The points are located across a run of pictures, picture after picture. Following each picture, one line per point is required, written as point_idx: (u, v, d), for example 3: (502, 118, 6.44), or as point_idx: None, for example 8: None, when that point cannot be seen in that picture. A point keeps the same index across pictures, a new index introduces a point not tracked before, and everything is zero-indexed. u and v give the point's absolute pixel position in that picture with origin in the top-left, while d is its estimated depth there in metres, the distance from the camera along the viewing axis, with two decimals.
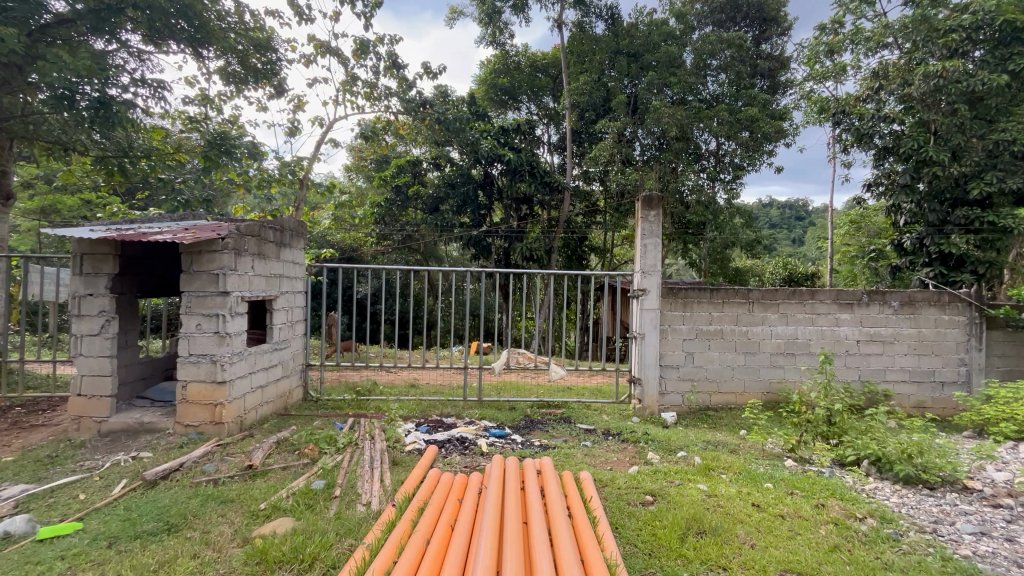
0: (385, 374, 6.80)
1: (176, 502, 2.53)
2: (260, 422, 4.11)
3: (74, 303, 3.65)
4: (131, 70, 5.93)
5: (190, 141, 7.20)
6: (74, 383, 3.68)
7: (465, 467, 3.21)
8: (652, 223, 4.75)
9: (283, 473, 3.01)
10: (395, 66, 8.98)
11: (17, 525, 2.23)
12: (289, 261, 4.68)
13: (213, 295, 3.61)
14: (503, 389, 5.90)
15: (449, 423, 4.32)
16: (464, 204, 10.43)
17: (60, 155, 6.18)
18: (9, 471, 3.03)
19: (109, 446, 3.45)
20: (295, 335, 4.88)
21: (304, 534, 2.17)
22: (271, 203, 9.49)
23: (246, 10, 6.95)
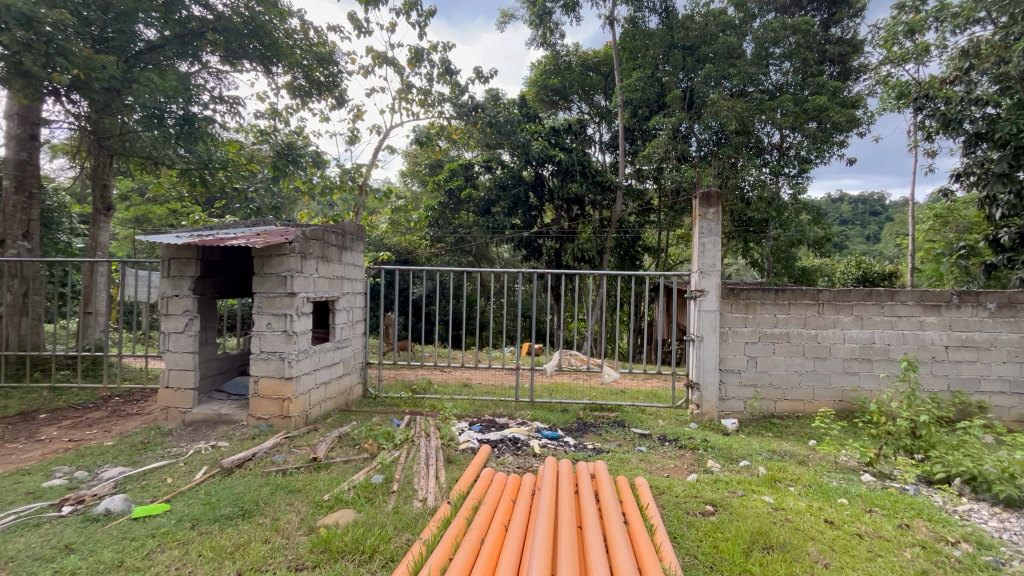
0: (439, 373, 6.98)
1: (250, 489, 2.72)
2: (323, 416, 4.32)
3: (163, 303, 3.99)
4: (210, 88, 6.44)
5: (261, 152, 7.75)
6: (162, 376, 4.03)
7: (518, 467, 3.21)
8: (711, 221, 4.54)
9: (344, 467, 3.15)
10: (448, 72, 9.19)
11: (116, 504, 2.47)
12: (350, 264, 4.90)
13: (282, 296, 3.83)
14: (555, 391, 5.86)
15: (501, 424, 4.35)
16: (515, 206, 10.53)
17: (152, 168, 6.82)
18: (109, 455, 3.36)
19: (192, 435, 3.75)
20: (355, 334, 5.10)
21: (364, 526, 2.26)
22: (333, 208, 10.00)
23: (311, 27, 7.38)
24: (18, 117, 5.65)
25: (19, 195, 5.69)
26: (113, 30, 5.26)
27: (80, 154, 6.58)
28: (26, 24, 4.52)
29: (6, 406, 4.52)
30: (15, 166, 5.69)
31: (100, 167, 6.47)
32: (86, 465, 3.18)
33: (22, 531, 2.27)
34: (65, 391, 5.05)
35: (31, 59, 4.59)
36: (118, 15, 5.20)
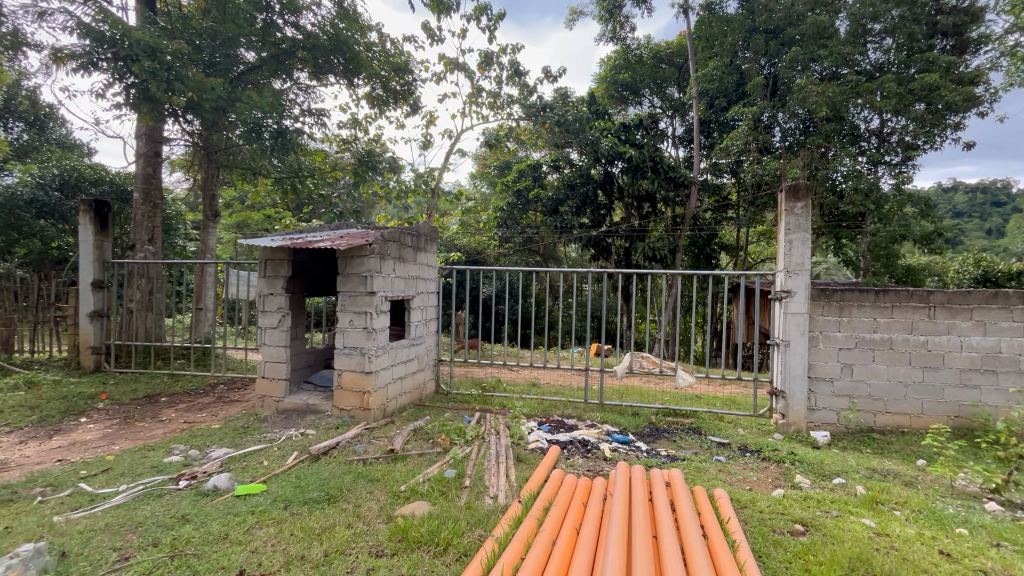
0: (507, 372, 7.08)
1: (335, 476, 2.90)
2: (400, 410, 4.52)
3: (260, 301, 4.38)
4: (300, 102, 6.99)
5: (343, 160, 8.18)
6: (260, 367, 4.42)
7: (588, 470, 3.17)
8: (799, 216, 4.19)
9: (419, 460, 3.27)
10: (517, 74, 9.27)
11: (223, 482, 2.74)
12: (424, 264, 5.09)
13: (363, 295, 4.06)
14: (626, 394, 5.71)
15: (571, 425, 4.30)
16: (584, 205, 10.43)
17: (251, 178, 7.51)
18: (216, 437, 3.74)
19: (285, 422, 4.08)
20: (429, 332, 5.28)
21: (439, 519, 2.33)
22: (407, 211, 10.48)
23: (388, 39, 7.76)
24: (145, 137, 6.46)
25: (146, 205, 6.51)
26: (219, 55, 5.82)
27: (193, 168, 7.41)
28: (151, 55, 5.19)
29: (135, 389, 5.19)
30: (142, 180, 6.51)
31: (209, 178, 7.21)
32: (198, 445, 3.57)
33: (149, 500, 2.58)
34: (181, 377, 5.72)
35: (156, 86, 5.22)
36: (223, 41, 5.83)
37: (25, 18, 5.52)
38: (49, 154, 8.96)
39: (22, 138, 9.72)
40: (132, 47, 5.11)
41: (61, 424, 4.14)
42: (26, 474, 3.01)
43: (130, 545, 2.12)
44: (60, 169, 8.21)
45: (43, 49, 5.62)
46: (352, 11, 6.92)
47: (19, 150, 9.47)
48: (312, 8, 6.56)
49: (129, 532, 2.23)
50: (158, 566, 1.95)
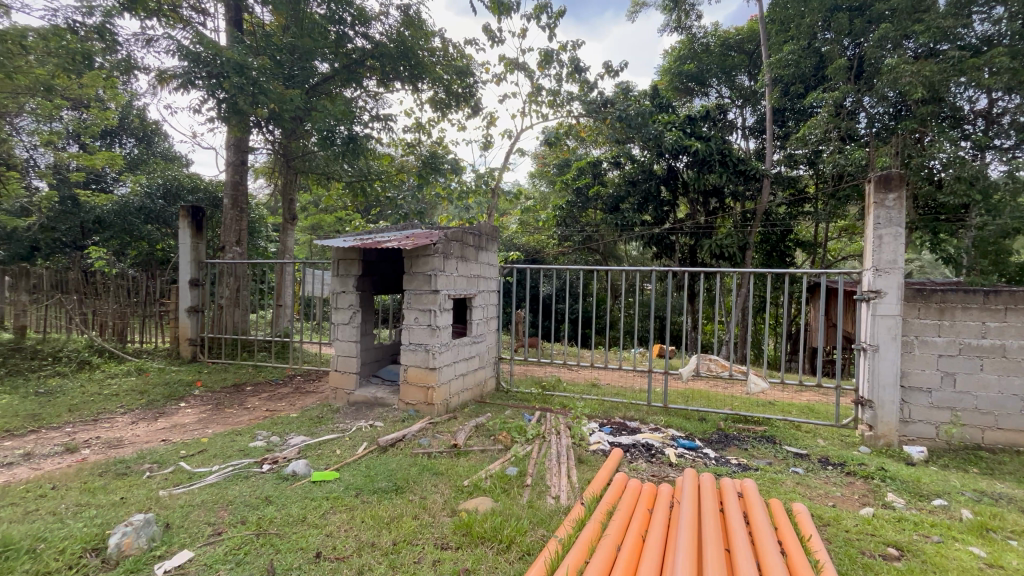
0: (567, 371, 7.04)
1: (401, 467, 3.01)
2: (461, 406, 4.62)
3: (334, 299, 4.64)
4: (369, 109, 7.36)
5: (408, 163, 8.51)
6: (333, 361, 4.69)
7: (652, 475, 3.06)
8: (890, 209, 3.81)
9: (481, 455, 3.32)
10: (578, 71, 9.16)
11: (300, 468, 2.92)
12: (485, 263, 5.17)
13: (427, 293, 4.19)
14: (692, 398, 5.47)
15: (633, 428, 4.18)
16: (646, 201, 10.12)
17: (325, 182, 7.97)
18: (294, 425, 4.02)
19: (355, 414, 4.30)
20: (490, 331, 5.35)
21: (502, 516, 2.35)
22: (468, 212, 10.70)
23: (450, 44, 7.94)
24: (233, 147, 7.04)
25: (234, 210, 7.10)
26: (297, 68, 6.21)
27: (274, 174, 8.00)
28: (240, 72, 5.62)
29: (225, 378, 5.70)
30: (231, 187, 7.11)
31: (288, 184, 7.73)
32: (279, 432, 3.85)
33: (237, 481, 2.82)
34: (264, 367, 6.20)
35: (244, 99, 5.63)
36: (302, 54, 6.22)
37: (136, 45, 6.19)
38: (154, 165, 10.04)
39: (133, 152, 10.98)
40: (224, 65, 5.56)
41: (165, 407, 4.62)
42: (137, 451, 3.39)
43: (222, 521, 2.31)
44: (164, 178, 9.18)
45: (151, 72, 6.29)
46: (417, 18, 7.16)
47: (131, 163, 10.70)
48: (381, 18, 6.87)
49: (221, 510, 2.43)
50: (246, 542, 2.11)
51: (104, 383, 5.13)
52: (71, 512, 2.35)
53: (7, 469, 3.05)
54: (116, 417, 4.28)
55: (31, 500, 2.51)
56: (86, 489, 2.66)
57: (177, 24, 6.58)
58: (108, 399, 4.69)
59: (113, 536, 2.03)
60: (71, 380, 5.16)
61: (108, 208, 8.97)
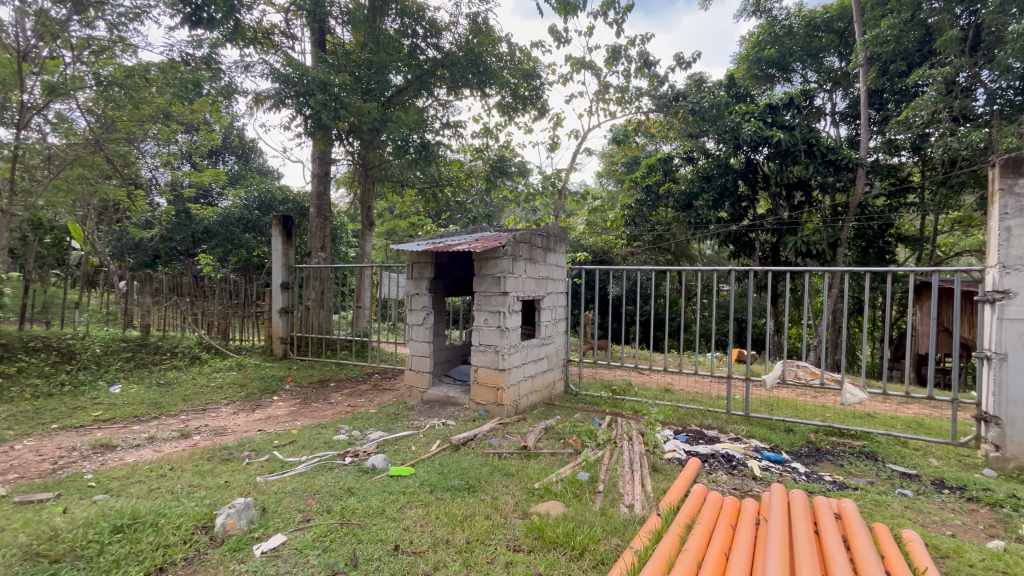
0: (638, 375, 6.81)
1: (473, 466, 3.07)
2: (531, 408, 4.62)
3: (408, 300, 4.83)
4: (439, 117, 7.61)
5: (477, 167, 8.75)
6: (409, 360, 4.88)
7: (734, 489, 2.87)
8: (1021, 196, 3.31)
9: (551, 458, 3.30)
10: (647, 65, 8.87)
11: (379, 462, 3.06)
12: (554, 264, 5.14)
13: (497, 295, 4.24)
14: (776, 407, 5.08)
15: (712, 437, 3.96)
16: (721, 197, 9.57)
17: (400, 189, 8.35)
18: (373, 420, 4.23)
19: (429, 412, 4.44)
20: (558, 332, 5.31)
21: (573, 522, 2.32)
22: (535, 213, 10.74)
23: (517, 49, 8.01)
24: (318, 160, 7.58)
25: (319, 218, 7.63)
26: (373, 81, 6.54)
27: (354, 183, 8.50)
28: (323, 88, 6.03)
29: (312, 374, 6.14)
30: (317, 197, 7.66)
31: (366, 193, 8.05)
32: (359, 426, 4.07)
33: (323, 471, 3.01)
34: (346, 364, 6.61)
35: (327, 114, 6.03)
36: (378, 68, 6.56)
37: (236, 72, 6.87)
38: (251, 180, 11.07)
39: (234, 169, 12.19)
40: (310, 83, 5.98)
41: (261, 400, 5.07)
42: (238, 439, 3.73)
43: (310, 509, 2.48)
44: (259, 191, 10.10)
45: (249, 95, 6.95)
46: (485, 25, 7.30)
47: (232, 178, 11.88)
48: (450, 27, 7.08)
49: (309, 498, 2.61)
50: (332, 530, 2.25)
51: (211, 376, 5.72)
52: (185, 491, 2.64)
53: (136, 450, 3.49)
54: (221, 407, 4.76)
55: (154, 478, 2.85)
56: (197, 471, 2.97)
57: (270, 51, 7.23)
58: (214, 391, 5.21)
59: (219, 516, 2.24)
60: (185, 373, 5.81)
61: (213, 220, 10.02)
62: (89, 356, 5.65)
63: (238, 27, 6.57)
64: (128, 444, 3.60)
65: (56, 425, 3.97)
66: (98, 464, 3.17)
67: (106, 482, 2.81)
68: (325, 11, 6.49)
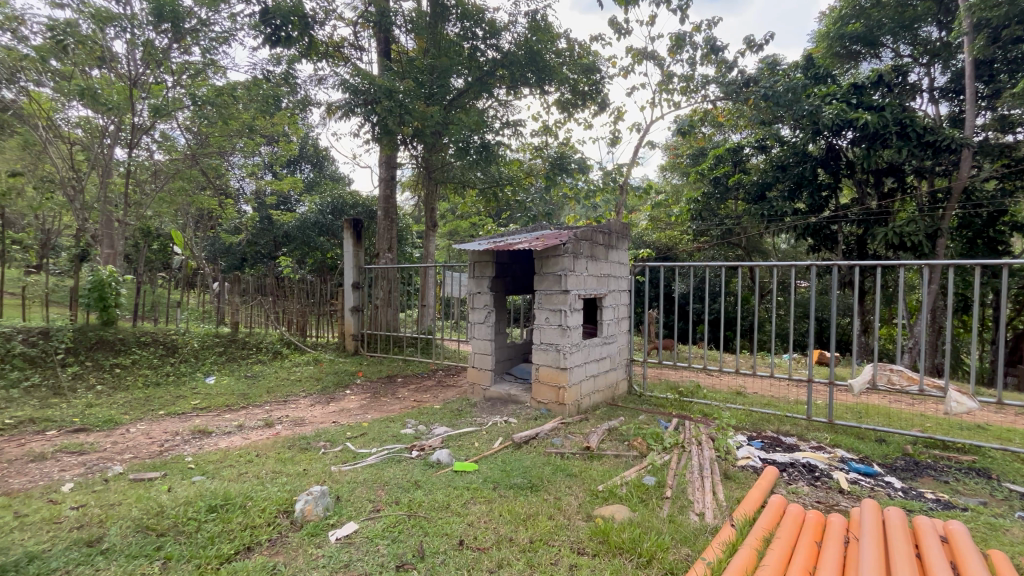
0: (707, 376, 6.51)
1: (536, 465, 3.06)
2: (593, 408, 4.54)
3: (471, 299, 4.92)
4: (499, 117, 7.69)
5: (537, 165, 8.73)
6: (471, 358, 4.97)
7: (817, 502, 2.65)
8: None
9: (615, 461, 3.22)
10: (714, 51, 8.43)
11: (443, 457, 3.14)
12: (616, 262, 5.02)
13: (558, 293, 4.20)
14: (866, 415, 4.64)
15: (790, 445, 3.69)
16: (799, 187, 8.80)
17: (461, 190, 8.51)
18: (438, 416, 4.35)
19: (492, 409, 4.49)
20: (621, 331, 5.18)
21: (640, 527, 2.24)
22: (595, 210, 10.56)
23: (576, 44, 7.90)
24: (385, 165, 7.91)
25: (386, 221, 7.97)
26: (435, 86, 6.72)
27: (418, 186, 8.79)
28: (388, 95, 6.28)
29: (381, 369, 6.44)
30: (384, 200, 7.99)
31: (430, 194, 8.30)
32: (424, 421, 4.20)
33: (391, 463, 3.13)
34: (412, 361, 6.87)
35: (393, 120, 6.28)
36: (440, 73, 6.72)
37: (311, 85, 7.32)
38: (325, 186, 11.79)
39: (310, 176, 13.03)
40: (376, 91, 6.25)
41: (335, 393, 5.38)
42: (315, 429, 3.98)
43: (380, 499, 2.58)
44: (332, 197, 10.74)
45: (322, 106, 7.36)
46: (544, 23, 7.26)
47: (309, 185, 12.71)
48: (509, 27, 7.11)
49: (379, 489, 2.72)
50: (400, 521, 2.33)
51: (291, 370, 6.15)
52: (270, 477, 2.85)
53: (227, 436, 3.83)
54: (300, 399, 5.10)
55: (243, 463, 3.11)
56: (279, 458, 3.20)
57: (341, 63, 7.64)
58: (294, 383, 5.61)
59: (299, 502, 2.40)
60: (268, 367, 6.30)
61: (292, 225, 10.75)
62: (189, 350, 6.23)
63: (311, 44, 6.99)
64: (221, 430, 3.95)
65: (163, 411, 4.45)
66: (197, 448, 3.51)
67: (203, 465, 3.10)
68: (390, 21, 6.77)
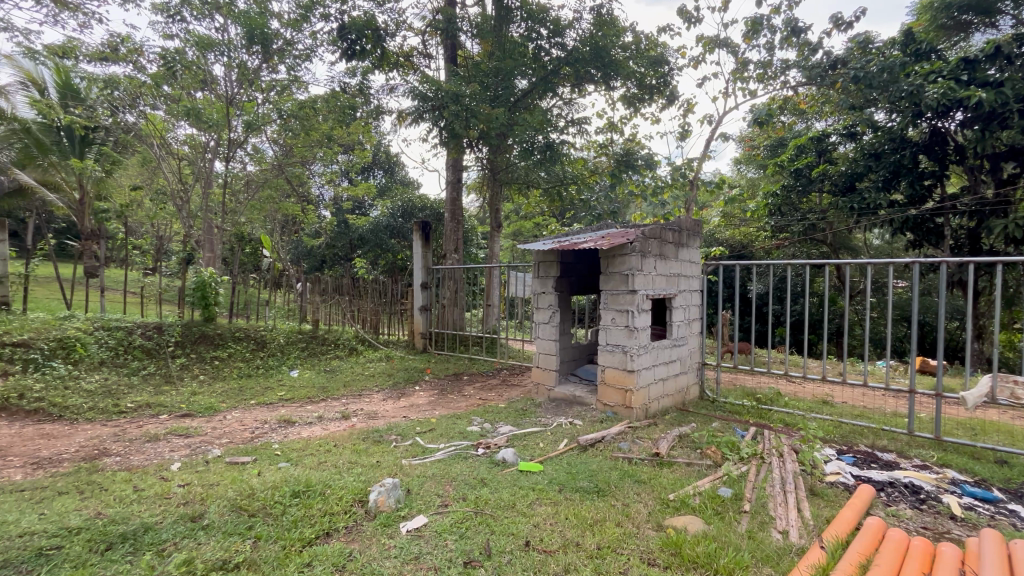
0: (788, 384, 6.05)
1: (602, 469, 3.00)
2: (662, 413, 4.38)
3: (535, 299, 4.91)
4: (564, 115, 7.62)
5: (602, 163, 8.57)
6: (536, 358, 4.97)
7: (923, 528, 2.37)
8: None
9: (687, 469, 3.07)
10: (795, 33, 7.81)
11: (509, 456, 3.15)
12: (686, 261, 4.80)
13: (624, 293, 4.09)
14: (982, 432, 4.08)
15: (888, 462, 3.33)
16: (896, 176, 7.93)
17: (525, 190, 8.54)
18: (503, 414, 4.39)
19: (556, 410, 4.46)
20: (693, 334, 4.94)
21: (716, 542, 2.12)
22: (663, 208, 10.17)
23: (643, 36, 7.63)
24: (451, 168, 8.12)
25: (452, 223, 8.18)
26: (500, 88, 6.81)
27: (483, 188, 8.94)
28: (455, 100, 6.45)
29: (448, 367, 6.63)
30: (451, 203, 8.22)
31: (494, 196, 8.41)
32: (490, 419, 4.25)
33: (458, 460, 3.20)
34: (478, 360, 7.01)
35: (459, 124, 6.43)
36: (503, 74, 6.79)
37: (383, 95, 7.68)
38: (396, 191, 12.32)
39: (382, 181, 13.70)
40: (443, 96, 6.43)
41: (405, 389, 5.60)
42: (387, 423, 4.16)
43: (448, 495, 2.64)
44: (403, 201, 11.25)
45: (393, 114, 7.70)
46: (610, 16, 7.14)
47: (381, 190, 13.37)
48: (574, 24, 7.04)
49: (447, 484, 2.79)
50: (468, 517, 2.37)
51: (365, 366, 6.50)
52: (347, 466, 3.02)
53: (309, 426, 4.10)
54: (373, 393, 5.37)
55: (322, 452, 3.32)
56: (355, 449, 3.38)
57: (410, 72, 7.94)
58: (368, 378, 5.92)
59: (372, 493, 2.51)
60: (345, 363, 6.69)
61: (366, 228, 11.34)
62: (276, 344, 6.74)
63: (383, 55, 7.32)
64: (304, 421, 4.24)
65: (254, 400, 4.86)
66: (282, 437, 3.79)
67: (288, 452, 3.34)
68: (456, 27, 6.96)
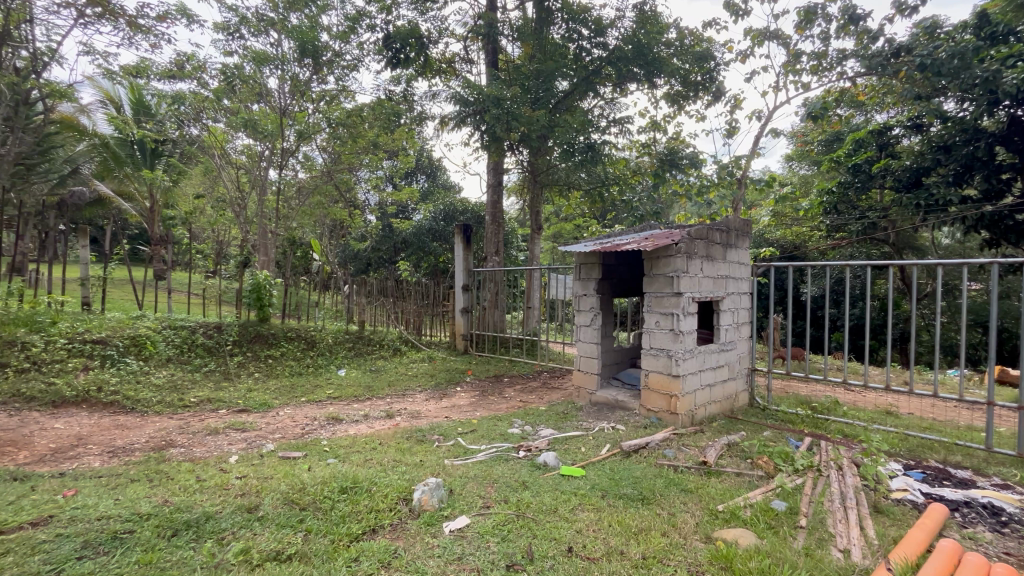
0: (846, 392, 5.70)
1: (646, 476, 2.92)
2: (709, 420, 4.22)
3: (576, 302, 4.87)
4: (605, 115, 7.53)
5: (645, 163, 8.43)
6: (577, 361, 4.91)
7: (1006, 554, 2.16)
8: None
9: (737, 479, 2.94)
10: (853, 21, 7.38)
11: (550, 460, 3.13)
12: (735, 262, 4.62)
13: (669, 296, 3.98)
14: None
15: (963, 479, 3.06)
16: (969, 170, 7.33)
17: (566, 192, 8.49)
18: (544, 417, 4.36)
19: (598, 414, 4.39)
20: (742, 338, 4.74)
21: (770, 558, 2.02)
22: (709, 208, 9.83)
23: (688, 32, 7.43)
24: (492, 171, 8.18)
25: (493, 225, 8.24)
26: (541, 91, 6.84)
27: (523, 190, 8.96)
28: (496, 104, 6.50)
29: (489, 369, 6.67)
30: (492, 206, 8.29)
31: (535, 198, 8.41)
32: (531, 422, 4.24)
33: (499, 461, 3.21)
34: (518, 362, 7.01)
35: (500, 127, 6.47)
36: (543, 77, 6.81)
37: (426, 101, 7.85)
38: (438, 195, 12.53)
39: (424, 186, 13.98)
40: (484, 100, 6.50)
41: (447, 389, 5.68)
42: (429, 423, 4.23)
43: (489, 496, 2.65)
44: (445, 205, 11.45)
45: (436, 119, 7.86)
46: (653, 13, 7.00)
47: (424, 194, 13.65)
48: (616, 23, 6.95)
49: (489, 485, 2.80)
50: (509, 520, 2.37)
51: (408, 366, 6.64)
52: (391, 465, 3.08)
53: (355, 424, 4.23)
54: (416, 393, 5.48)
55: (368, 450, 3.41)
56: (399, 448, 3.45)
57: (452, 77, 8.08)
58: (411, 378, 6.05)
59: (416, 492, 2.55)
60: (389, 363, 6.86)
61: (409, 231, 11.60)
62: (325, 344, 7.00)
63: (427, 62, 7.49)
64: (350, 419, 4.37)
65: (304, 398, 5.06)
66: (330, 434, 3.92)
67: (336, 449, 3.46)
68: (497, 31, 7.02)
